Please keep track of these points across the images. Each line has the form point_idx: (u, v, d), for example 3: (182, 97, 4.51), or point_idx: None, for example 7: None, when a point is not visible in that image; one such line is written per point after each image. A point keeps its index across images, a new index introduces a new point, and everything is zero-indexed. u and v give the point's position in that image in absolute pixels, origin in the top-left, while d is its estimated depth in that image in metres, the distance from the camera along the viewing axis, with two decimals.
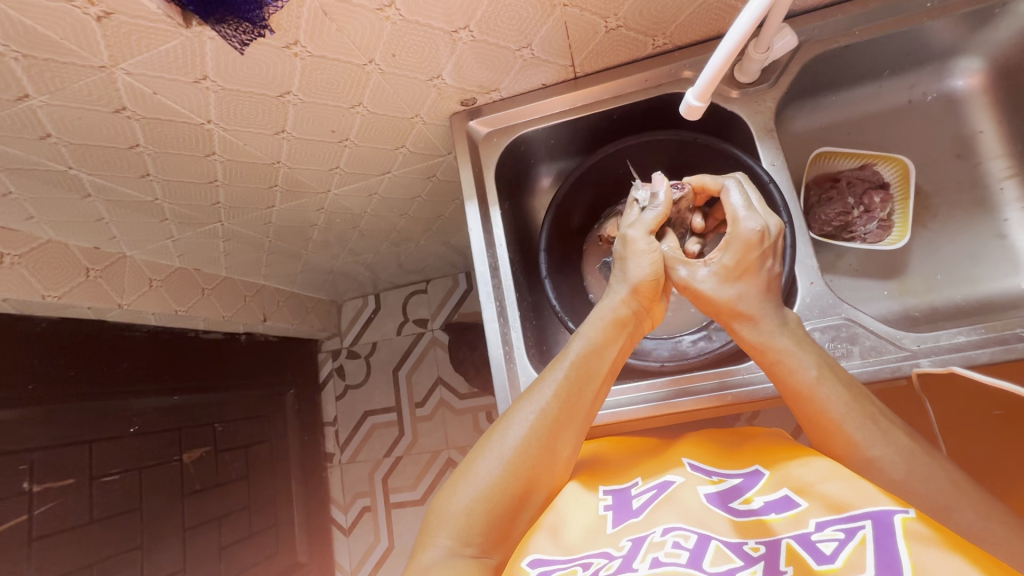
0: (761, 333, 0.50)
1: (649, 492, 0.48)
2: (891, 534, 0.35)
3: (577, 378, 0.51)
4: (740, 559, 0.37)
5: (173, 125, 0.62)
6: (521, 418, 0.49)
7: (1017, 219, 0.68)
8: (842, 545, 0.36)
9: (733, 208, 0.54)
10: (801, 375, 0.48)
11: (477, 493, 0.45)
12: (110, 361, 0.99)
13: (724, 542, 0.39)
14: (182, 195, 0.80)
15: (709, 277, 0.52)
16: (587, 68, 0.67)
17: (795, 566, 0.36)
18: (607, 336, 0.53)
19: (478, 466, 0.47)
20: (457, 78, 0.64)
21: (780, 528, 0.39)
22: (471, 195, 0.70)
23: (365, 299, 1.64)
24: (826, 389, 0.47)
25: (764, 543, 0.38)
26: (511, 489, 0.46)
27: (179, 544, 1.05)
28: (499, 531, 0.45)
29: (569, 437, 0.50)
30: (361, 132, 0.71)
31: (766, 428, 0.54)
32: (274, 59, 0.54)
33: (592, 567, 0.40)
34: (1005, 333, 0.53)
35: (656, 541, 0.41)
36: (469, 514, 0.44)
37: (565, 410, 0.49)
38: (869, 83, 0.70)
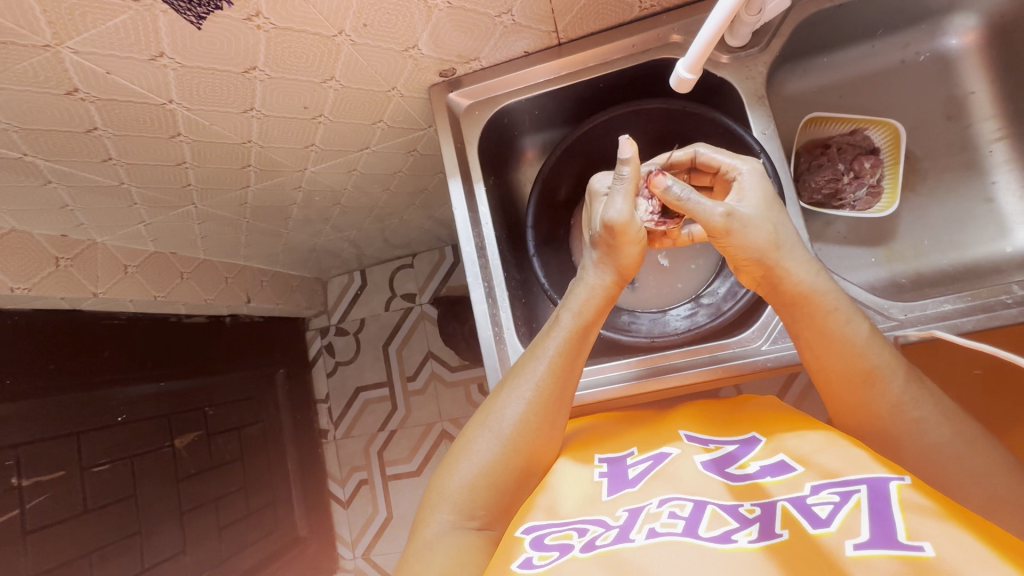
0: (806, 278, 0.47)
1: (645, 462, 0.48)
2: (886, 498, 0.36)
3: (570, 354, 0.51)
4: (736, 521, 0.38)
5: (132, 106, 0.58)
6: (516, 396, 0.50)
7: (1005, 181, 0.67)
8: (837, 508, 0.36)
9: (714, 158, 0.53)
10: (846, 304, 0.47)
11: (477, 470, 0.47)
12: (90, 351, 0.96)
13: (720, 506, 0.40)
14: (149, 178, 0.76)
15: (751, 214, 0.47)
16: (571, 33, 0.63)
17: (790, 528, 0.36)
18: (596, 311, 0.53)
19: (476, 445, 0.48)
20: (435, 48, 0.60)
21: (775, 490, 0.40)
22: (453, 172, 0.68)
23: (350, 275, 1.61)
24: (860, 337, 0.46)
25: (759, 505, 0.39)
26: (512, 464, 0.47)
27: (178, 527, 1.06)
28: (500, 506, 0.46)
29: (564, 411, 0.51)
30: (336, 108, 0.67)
31: (759, 396, 0.55)
32: (235, 34, 0.51)
33: (589, 535, 0.40)
34: (990, 300, 0.54)
35: (652, 512, 0.41)
36: (470, 489, 0.46)
37: (560, 385, 0.50)
38: (863, 43, 0.68)
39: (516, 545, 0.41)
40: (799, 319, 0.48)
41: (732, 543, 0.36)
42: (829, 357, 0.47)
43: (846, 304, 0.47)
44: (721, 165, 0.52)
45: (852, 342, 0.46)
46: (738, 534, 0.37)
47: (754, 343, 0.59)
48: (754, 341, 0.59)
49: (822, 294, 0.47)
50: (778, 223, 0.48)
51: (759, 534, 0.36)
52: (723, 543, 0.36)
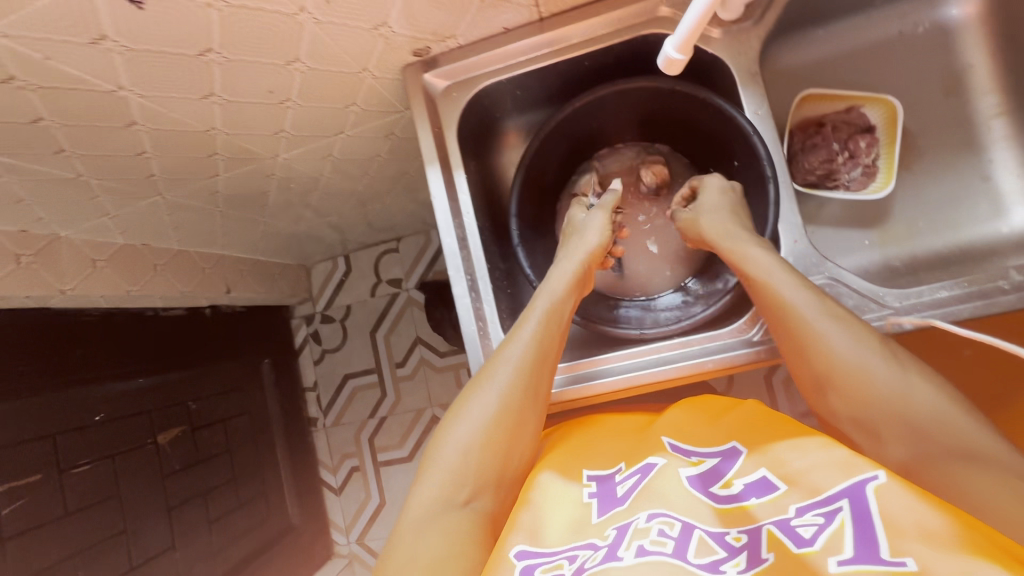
0: (755, 258, 0.52)
1: (633, 476, 0.46)
2: (870, 515, 0.35)
3: (541, 342, 0.51)
4: (723, 551, 0.36)
5: (79, 93, 0.54)
6: (486, 388, 0.49)
7: (1002, 159, 0.65)
8: (821, 530, 0.35)
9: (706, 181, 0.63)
10: (810, 296, 0.49)
11: (448, 467, 0.45)
12: (63, 350, 0.93)
13: (707, 532, 0.38)
14: (108, 169, 0.72)
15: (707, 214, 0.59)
16: (553, 7, 0.59)
17: (777, 553, 0.35)
18: (568, 290, 0.56)
19: (448, 438, 0.47)
20: (407, 25, 0.56)
21: (761, 513, 0.39)
22: (431, 159, 0.64)
23: (334, 260, 1.57)
24: (846, 345, 0.45)
25: (746, 531, 0.38)
26: (485, 463, 0.45)
27: (166, 523, 1.05)
28: (488, 480, 0.45)
29: (539, 403, 0.50)
30: (304, 91, 0.63)
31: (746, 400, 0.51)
32: (183, 12, 0.46)
33: (577, 561, 0.39)
34: (986, 286, 0.52)
35: (641, 528, 0.39)
36: (441, 490, 0.43)
37: (531, 377, 0.50)
38: (860, 14, 0.65)
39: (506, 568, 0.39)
40: (786, 337, 0.49)
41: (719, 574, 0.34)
42: (829, 391, 0.46)
43: (815, 300, 0.48)
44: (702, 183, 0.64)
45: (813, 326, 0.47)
46: (726, 565, 0.35)
47: (746, 334, 0.57)
48: (746, 332, 0.57)
49: (795, 307, 0.48)
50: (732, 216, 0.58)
51: (747, 565, 0.35)
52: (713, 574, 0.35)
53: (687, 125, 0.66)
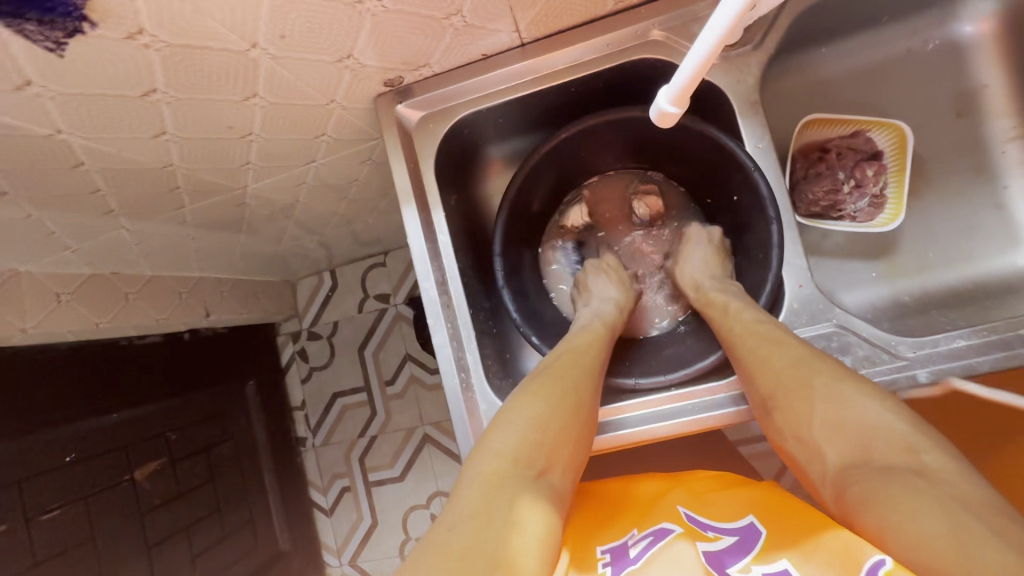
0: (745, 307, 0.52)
1: (646, 539, 0.43)
2: None
3: (590, 364, 0.52)
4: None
5: (13, 139, 0.49)
6: (517, 411, 0.47)
7: (1018, 186, 0.61)
8: None
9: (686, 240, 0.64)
10: (802, 345, 0.46)
11: (477, 480, 0.41)
12: (27, 390, 0.88)
13: None
14: (61, 208, 0.67)
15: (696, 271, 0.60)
16: (536, 32, 0.54)
17: None
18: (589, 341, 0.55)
19: (480, 455, 0.44)
20: (375, 56, 0.51)
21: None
22: (407, 197, 0.59)
23: (320, 275, 1.52)
24: (840, 395, 0.41)
25: None
26: (525, 469, 0.42)
27: (145, 563, 1.01)
28: (557, 461, 0.44)
29: (580, 425, 0.48)
30: (267, 125, 0.58)
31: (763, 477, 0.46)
32: (117, 55, 0.41)
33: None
34: (1007, 335, 0.48)
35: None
36: (472, 501, 0.39)
37: (569, 401, 0.48)
38: (867, 32, 0.60)
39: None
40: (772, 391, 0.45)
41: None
42: (822, 450, 0.40)
43: (801, 347, 0.46)
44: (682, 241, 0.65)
45: (797, 370, 0.44)
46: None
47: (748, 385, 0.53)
48: None
49: (780, 364, 0.45)
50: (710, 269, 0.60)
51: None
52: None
53: (682, 154, 0.62)
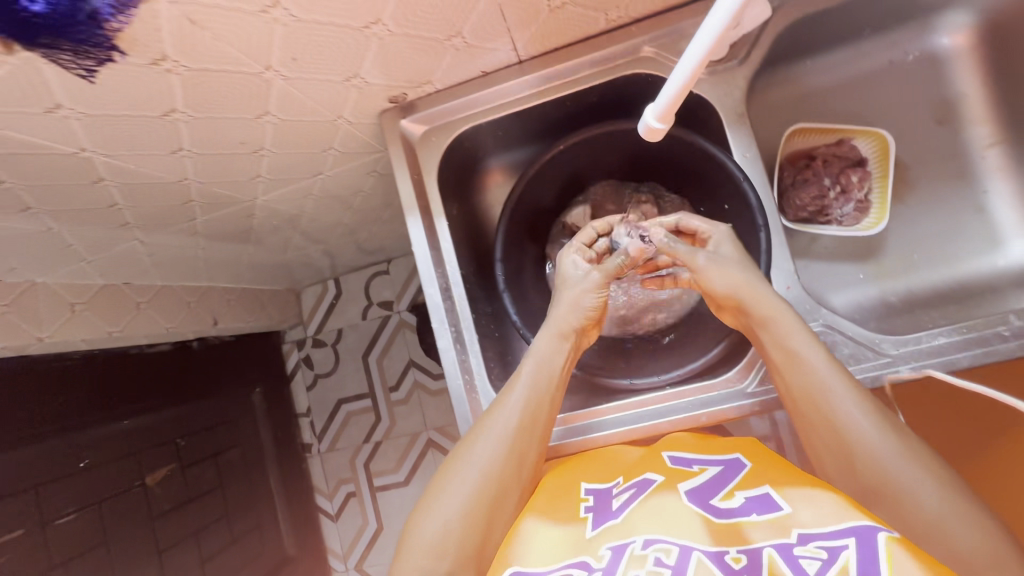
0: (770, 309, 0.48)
1: (629, 491, 0.44)
2: (875, 561, 0.33)
3: (518, 421, 0.48)
4: (719, 572, 0.35)
5: (40, 158, 0.51)
6: (484, 433, 0.48)
7: (997, 190, 0.64)
8: (825, 567, 0.33)
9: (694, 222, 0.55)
10: (813, 357, 0.45)
11: (449, 511, 0.44)
12: (42, 398, 0.90)
13: (704, 553, 0.36)
14: (80, 221, 0.70)
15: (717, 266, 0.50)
16: (533, 50, 0.57)
17: None
18: (558, 339, 0.52)
19: (448, 483, 0.45)
20: (381, 75, 0.54)
21: (758, 533, 0.37)
22: (412, 207, 0.62)
23: (324, 283, 1.55)
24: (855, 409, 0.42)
25: (744, 553, 0.36)
26: (437, 565, 0.41)
27: (157, 567, 1.03)
28: (476, 546, 0.42)
29: (542, 432, 0.49)
30: (277, 141, 0.61)
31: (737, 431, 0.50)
32: (141, 80, 0.44)
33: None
34: (985, 332, 0.51)
35: (637, 555, 0.37)
36: (442, 530, 0.42)
37: (529, 417, 0.48)
38: (848, 45, 0.63)
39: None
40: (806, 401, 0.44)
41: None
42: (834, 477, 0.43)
43: (809, 358, 0.45)
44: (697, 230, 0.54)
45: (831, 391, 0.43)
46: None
47: (741, 384, 0.55)
48: (740, 382, 0.55)
49: (819, 374, 0.44)
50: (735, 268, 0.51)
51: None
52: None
53: (673, 163, 0.64)
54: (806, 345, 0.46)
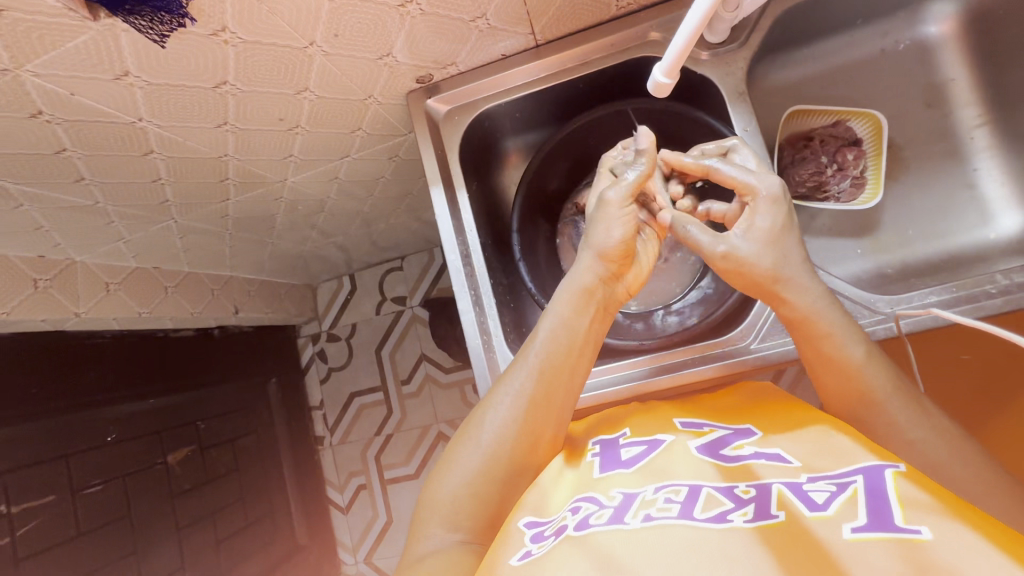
0: (809, 301, 0.46)
1: (639, 446, 0.44)
2: (884, 494, 0.32)
3: (529, 395, 0.46)
4: (730, 502, 0.35)
5: (100, 126, 0.57)
6: (497, 404, 0.47)
7: (986, 168, 0.67)
8: (834, 495, 0.33)
9: (734, 175, 0.49)
10: (849, 354, 0.45)
11: (461, 482, 0.44)
12: (75, 372, 0.95)
13: (714, 488, 0.36)
14: (125, 197, 0.75)
15: (748, 245, 0.47)
16: (549, 34, 0.63)
17: (787, 511, 0.33)
18: (580, 309, 0.49)
19: (460, 454, 0.45)
20: (410, 54, 0.59)
21: (767, 472, 0.37)
22: (435, 179, 0.67)
23: (340, 279, 1.60)
24: (876, 385, 0.44)
25: (754, 486, 0.36)
26: (453, 531, 0.42)
27: (175, 543, 1.06)
28: (491, 515, 0.43)
29: (560, 403, 0.47)
30: (312, 119, 0.66)
31: (749, 385, 0.52)
32: (201, 49, 0.49)
33: (582, 512, 0.37)
34: (974, 290, 0.54)
35: (647, 498, 0.37)
36: (455, 499, 0.43)
37: (544, 388, 0.47)
38: (841, 34, 0.68)
39: (516, 537, 0.38)
40: (846, 397, 0.45)
41: (726, 523, 0.33)
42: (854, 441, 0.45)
43: (843, 353, 0.45)
44: (737, 185, 0.49)
45: (868, 385, 0.44)
46: (733, 514, 0.33)
47: (743, 342, 0.59)
48: (742, 340, 0.59)
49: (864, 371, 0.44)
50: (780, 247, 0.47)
51: (754, 514, 0.33)
52: (717, 523, 0.33)
53: (680, 144, 0.68)
54: (841, 338, 0.45)
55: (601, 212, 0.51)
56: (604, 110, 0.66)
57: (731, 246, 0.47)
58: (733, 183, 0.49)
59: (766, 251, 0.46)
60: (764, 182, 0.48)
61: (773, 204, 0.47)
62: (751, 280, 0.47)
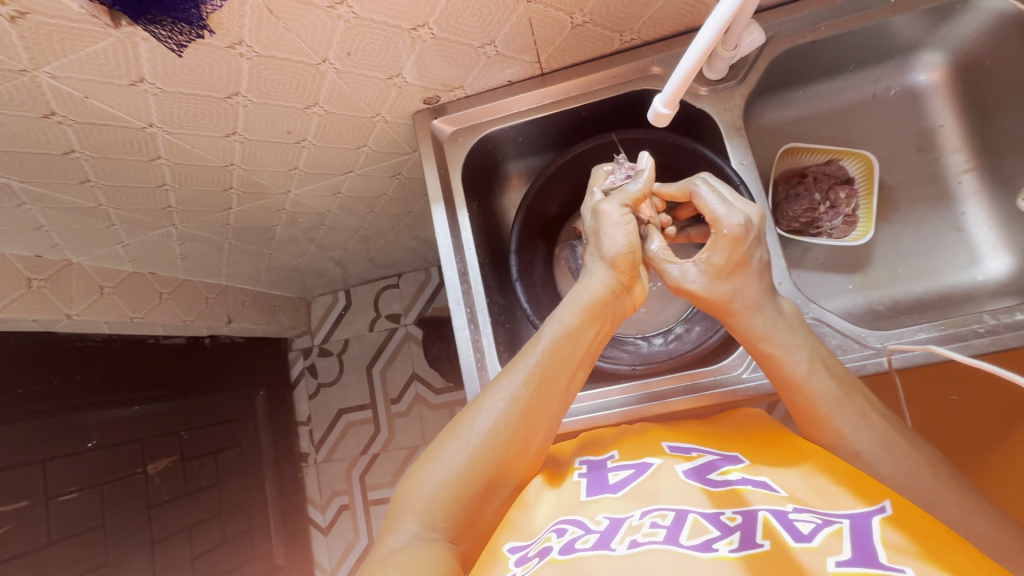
0: (758, 324, 0.49)
1: (626, 470, 0.44)
2: (869, 532, 0.32)
3: (524, 404, 0.45)
4: (717, 529, 0.34)
5: (110, 130, 0.58)
6: (489, 407, 0.46)
7: (974, 212, 0.69)
8: (819, 527, 0.33)
9: (709, 203, 0.51)
10: (790, 368, 0.47)
11: (442, 479, 0.42)
12: (61, 374, 0.94)
13: (701, 513, 0.36)
14: (128, 200, 0.75)
15: (698, 277, 0.51)
16: (554, 64, 0.65)
17: (772, 540, 0.33)
18: (583, 320, 0.50)
19: (444, 452, 0.44)
20: (419, 76, 0.61)
21: (755, 500, 0.37)
22: (437, 197, 0.68)
23: (335, 294, 1.59)
24: (821, 390, 0.46)
25: (740, 513, 0.35)
26: (425, 529, 0.40)
27: (148, 557, 1.03)
28: (466, 519, 0.42)
29: (552, 416, 0.47)
30: (320, 133, 0.67)
31: (742, 411, 0.52)
32: (217, 60, 0.51)
33: (568, 535, 0.37)
34: (962, 329, 0.55)
35: (634, 524, 0.36)
36: (434, 498, 0.42)
37: (538, 397, 0.46)
38: (835, 78, 0.71)
39: (501, 563, 0.38)
40: (796, 407, 0.48)
41: (712, 552, 0.32)
42: None
43: (786, 368, 0.48)
44: (709, 215, 0.51)
45: (814, 394, 0.46)
46: (719, 542, 0.33)
47: (735, 370, 0.59)
48: (734, 369, 0.59)
49: (806, 385, 0.47)
50: (736, 280, 0.49)
51: (739, 544, 0.33)
52: (703, 551, 0.32)
53: (678, 174, 0.70)
54: (787, 353, 0.48)
55: (602, 221, 0.54)
56: (605, 138, 0.68)
57: (684, 272, 0.52)
58: (705, 211, 0.52)
59: (714, 286, 0.50)
60: (730, 216, 0.49)
61: (733, 242, 0.49)
62: (704, 305, 0.51)
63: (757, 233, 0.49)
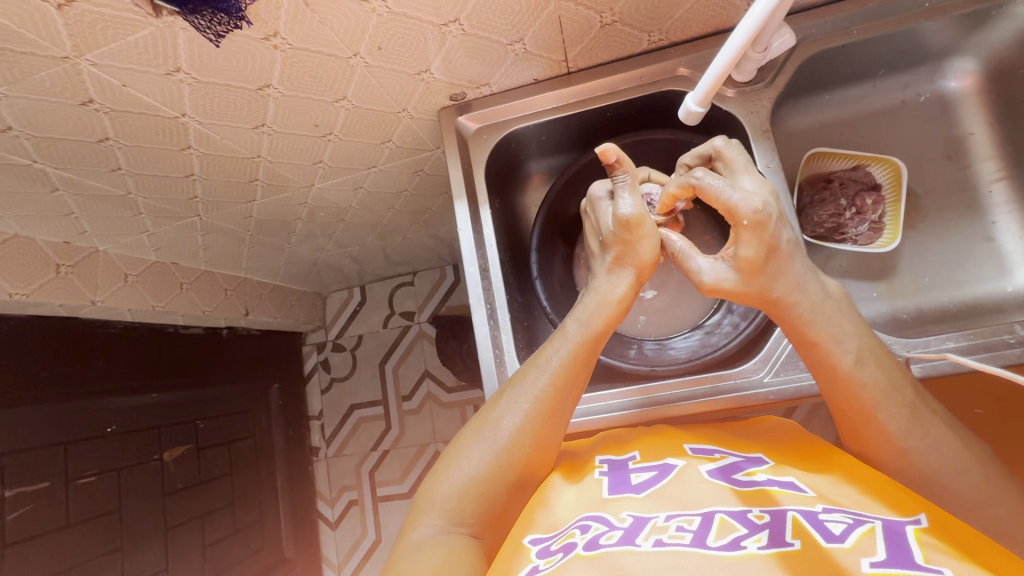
0: (804, 312, 0.46)
1: (649, 471, 0.43)
2: (903, 537, 0.32)
3: (549, 405, 0.47)
4: (744, 528, 0.34)
5: (145, 119, 0.59)
6: (514, 407, 0.47)
7: (1006, 222, 0.68)
8: (851, 527, 0.33)
9: (719, 193, 0.48)
10: (838, 359, 0.46)
11: (468, 477, 0.44)
12: (84, 359, 0.96)
13: (728, 513, 0.36)
14: (156, 189, 0.77)
15: (731, 272, 0.49)
16: (581, 63, 0.65)
17: (802, 539, 0.32)
18: (602, 320, 0.51)
19: (469, 451, 0.46)
20: (447, 72, 0.61)
21: (786, 499, 0.37)
22: (460, 194, 0.69)
23: (350, 290, 1.60)
24: (869, 380, 0.45)
25: (769, 512, 0.35)
26: (453, 525, 0.42)
27: (161, 544, 1.04)
28: (491, 513, 0.44)
29: (570, 414, 0.48)
30: (346, 127, 0.68)
31: (772, 418, 0.51)
32: (252, 52, 0.52)
33: (591, 532, 0.37)
34: (992, 339, 0.54)
35: (658, 525, 0.36)
36: (461, 496, 0.43)
37: (560, 398, 0.48)
38: (863, 83, 0.70)
39: (523, 554, 0.38)
40: (845, 399, 0.46)
41: (740, 550, 0.32)
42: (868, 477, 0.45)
43: (832, 358, 0.46)
44: (725, 206, 0.47)
45: (862, 386, 0.45)
46: (747, 540, 0.33)
47: (756, 374, 0.58)
48: (756, 373, 0.59)
49: (856, 375, 0.45)
50: (777, 267, 0.47)
51: (768, 541, 0.32)
52: (731, 551, 0.32)
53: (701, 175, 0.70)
54: (835, 343, 0.46)
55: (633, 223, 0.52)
56: (628, 139, 0.68)
57: (716, 274, 0.49)
58: (716, 200, 0.48)
59: (753, 278, 0.47)
60: (745, 203, 0.46)
61: (757, 231, 0.46)
62: (747, 299, 0.49)
63: (777, 213, 0.46)
